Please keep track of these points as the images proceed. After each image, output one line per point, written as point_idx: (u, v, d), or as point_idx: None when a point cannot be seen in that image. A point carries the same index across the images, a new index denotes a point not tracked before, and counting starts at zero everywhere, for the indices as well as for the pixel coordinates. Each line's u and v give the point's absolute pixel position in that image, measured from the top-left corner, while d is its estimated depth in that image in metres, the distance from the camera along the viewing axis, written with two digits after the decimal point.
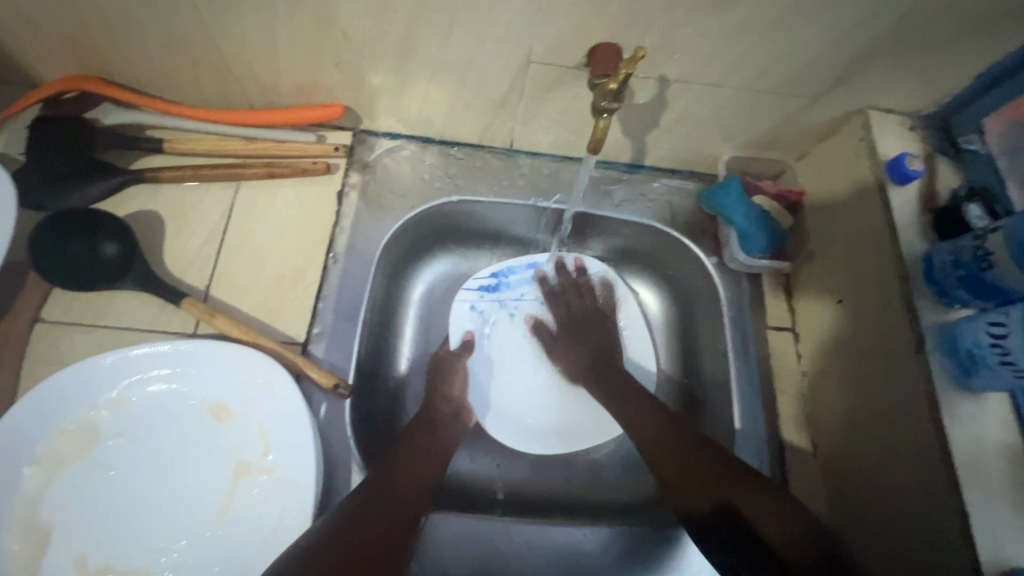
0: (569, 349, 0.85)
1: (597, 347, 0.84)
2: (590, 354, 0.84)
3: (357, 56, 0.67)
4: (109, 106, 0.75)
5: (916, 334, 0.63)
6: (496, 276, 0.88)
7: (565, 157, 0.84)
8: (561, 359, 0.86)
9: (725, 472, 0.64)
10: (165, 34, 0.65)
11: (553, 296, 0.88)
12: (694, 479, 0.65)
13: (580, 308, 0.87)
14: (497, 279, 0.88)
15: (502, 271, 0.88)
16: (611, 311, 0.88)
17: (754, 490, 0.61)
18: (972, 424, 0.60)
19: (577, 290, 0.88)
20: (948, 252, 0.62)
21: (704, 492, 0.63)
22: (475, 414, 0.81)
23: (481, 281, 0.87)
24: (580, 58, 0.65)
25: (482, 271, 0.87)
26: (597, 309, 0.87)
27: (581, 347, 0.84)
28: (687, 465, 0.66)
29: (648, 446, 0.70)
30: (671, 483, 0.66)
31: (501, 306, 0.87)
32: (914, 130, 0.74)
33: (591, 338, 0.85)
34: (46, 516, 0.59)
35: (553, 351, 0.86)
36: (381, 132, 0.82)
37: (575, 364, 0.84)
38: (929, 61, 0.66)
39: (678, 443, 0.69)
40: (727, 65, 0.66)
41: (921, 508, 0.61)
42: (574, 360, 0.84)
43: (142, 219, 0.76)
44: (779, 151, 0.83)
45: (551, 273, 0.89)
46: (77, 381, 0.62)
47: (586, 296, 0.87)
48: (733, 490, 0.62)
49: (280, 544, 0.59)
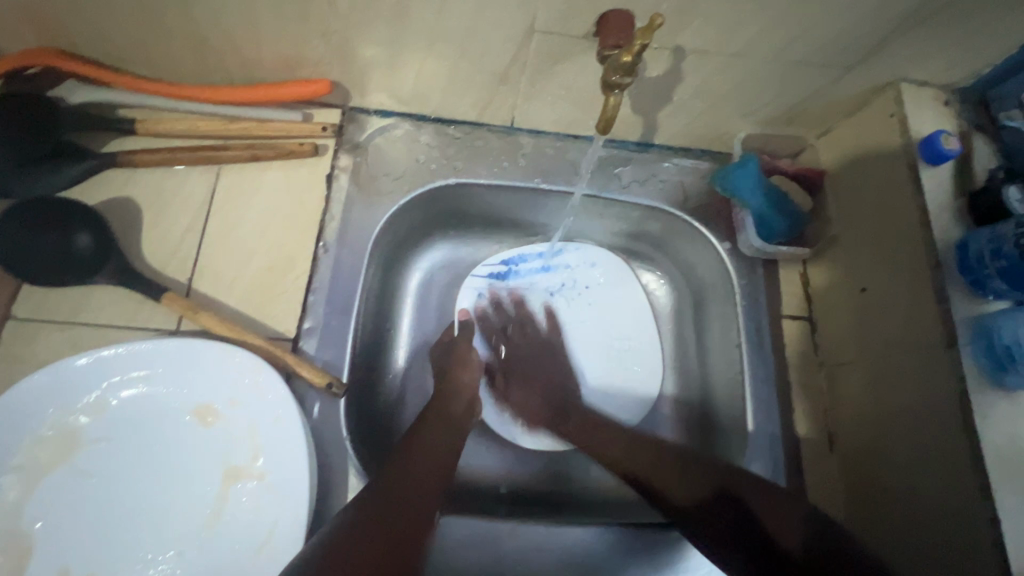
0: (522, 389, 0.79)
1: (557, 380, 0.79)
2: (545, 399, 0.78)
3: (344, 26, 0.61)
4: (74, 84, 0.69)
5: (949, 328, 0.59)
6: (507, 263, 0.84)
7: (570, 135, 0.79)
8: (518, 403, 0.79)
9: (707, 471, 0.61)
10: (130, 4, 0.58)
11: (491, 330, 0.82)
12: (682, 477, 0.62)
13: (524, 338, 0.82)
14: (508, 267, 0.84)
15: (513, 258, 0.84)
16: (561, 340, 0.83)
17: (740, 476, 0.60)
18: (1007, 423, 0.56)
19: (515, 318, 0.83)
20: (987, 240, 0.58)
21: (694, 487, 0.60)
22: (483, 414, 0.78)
23: (490, 268, 0.83)
24: (590, 27, 0.59)
25: (493, 258, 0.83)
26: (541, 340, 0.82)
27: (532, 388, 0.79)
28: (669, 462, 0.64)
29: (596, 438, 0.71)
30: (644, 476, 0.64)
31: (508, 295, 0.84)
32: (949, 105, 0.68)
33: (535, 372, 0.79)
34: (27, 527, 0.56)
35: (507, 399, 0.79)
36: (372, 109, 0.76)
37: (536, 408, 0.78)
38: (974, 29, 0.60)
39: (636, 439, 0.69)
40: (752, 33, 0.60)
41: (948, 515, 0.58)
42: (528, 403, 0.78)
43: (118, 207, 0.71)
44: (801, 127, 0.78)
45: (563, 260, 0.85)
46: (51, 384, 0.58)
47: (529, 326, 0.83)
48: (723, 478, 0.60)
49: (271, 556, 0.56)
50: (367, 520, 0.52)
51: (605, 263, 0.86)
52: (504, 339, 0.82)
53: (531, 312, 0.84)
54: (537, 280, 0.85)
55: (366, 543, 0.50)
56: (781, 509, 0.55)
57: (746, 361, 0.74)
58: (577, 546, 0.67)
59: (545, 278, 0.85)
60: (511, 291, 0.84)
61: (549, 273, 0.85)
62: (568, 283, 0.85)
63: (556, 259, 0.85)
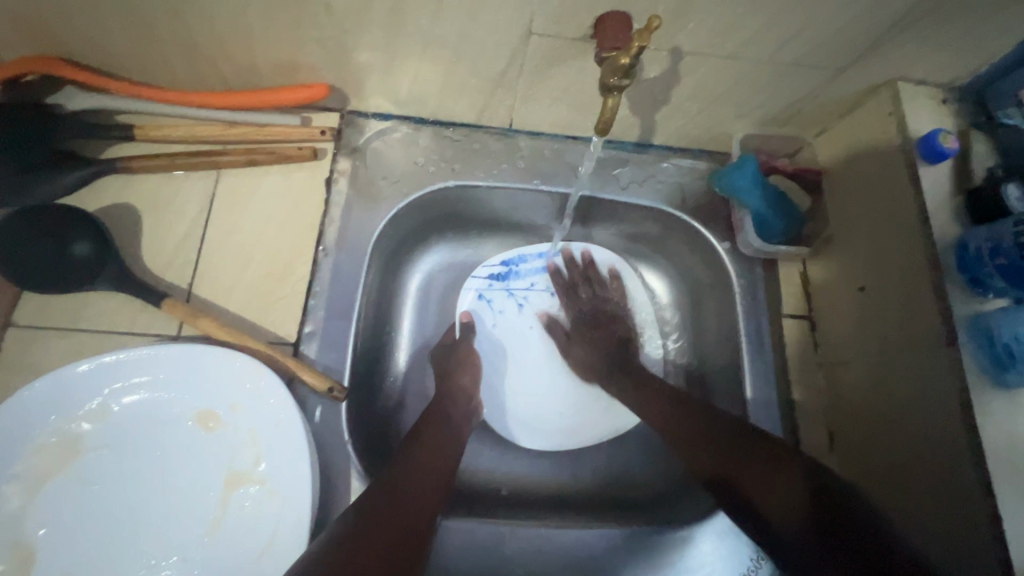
0: (584, 344, 0.83)
1: (618, 341, 0.83)
2: (607, 357, 0.81)
3: (340, 31, 0.61)
4: (73, 90, 0.68)
5: (948, 326, 0.59)
6: (507, 265, 0.85)
7: (568, 137, 0.79)
8: (576, 357, 0.83)
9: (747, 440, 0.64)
10: (126, 11, 0.58)
11: (566, 287, 0.85)
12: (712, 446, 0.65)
13: (590, 301, 0.85)
14: (507, 267, 0.85)
15: (513, 258, 0.85)
16: (626, 305, 0.86)
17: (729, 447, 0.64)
18: (1007, 421, 0.56)
19: (586, 282, 0.85)
20: (985, 238, 0.58)
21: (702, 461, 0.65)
22: (485, 413, 0.79)
23: (490, 269, 0.84)
24: (586, 29, 0.59)
25: (493, 260, 0.85)
26: (610, 306, 0.85)
27: (596, 344, 0.82)
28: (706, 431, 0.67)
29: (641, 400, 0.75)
30: (671, 440, 0.70)
31: (508, 296, 0.85)
32: (946, 103, 0.68)
33: (604, 335, 0.83)
34: (30, 534, 0.56)
35: (568, 353, 0.84)
36: (370, 113, 0.76)
37: (591, 359, 0.82)
38: (970, 28, 0.60)
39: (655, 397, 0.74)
40: (748, 34, 0.60)
41: (949, 514, 0.58)
42: (590, 355, 0.82)
43: (116, 214, 0.71)
44: (798, 126, 0.78)
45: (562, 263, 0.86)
46: (51, 392, 0.58)
47: (601, 292, 0.85)
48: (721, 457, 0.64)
49: (275, 560, 0.56)
50: (370, 522, 0.52)
51: (604, 262, 0.86)
52: (575, 300, 0.85)
53: (601, 273, 0.86)
54: (538, 280, 0.86)
55: (369, 545, 0.50)
56: (782, 485, 0.58)
57: (747, 360, 0.74)
58: (578, 547, 0.67)
59: (546, 278, 0.86)
60: (511, 291, 0.85)
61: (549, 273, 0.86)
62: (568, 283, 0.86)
63: (555, 259, 0.86)
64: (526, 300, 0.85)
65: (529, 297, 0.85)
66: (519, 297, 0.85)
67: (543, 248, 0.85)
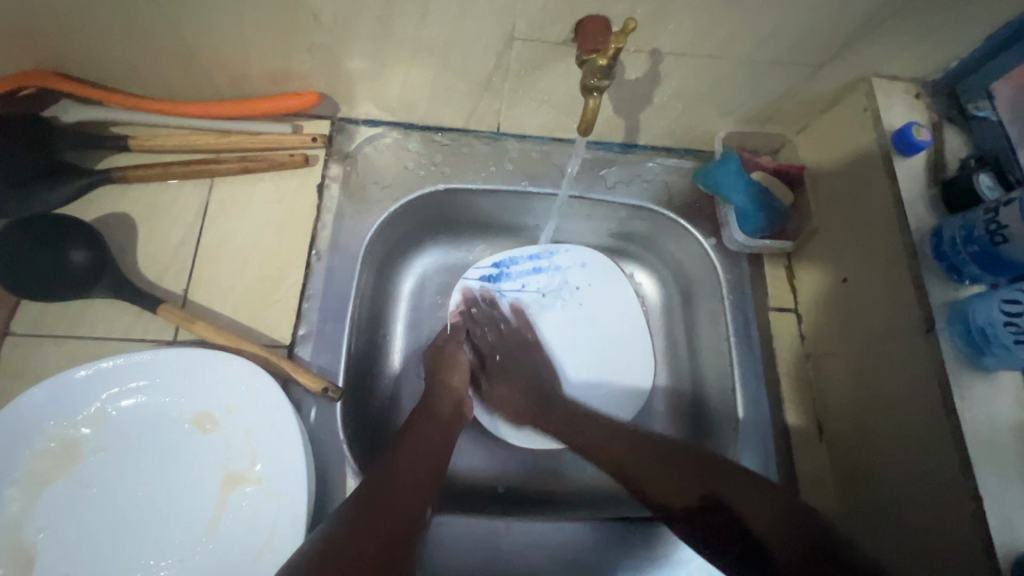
0: (508, 385, 0.79)
1: (533, 374, 0.79)
2: (526, 398, 0.77)
3: (329, 40, 0.63)
4: (68, 103, 0.70)
5: (926, 314, 0.60)
6: (498, 266, 0.85)
7: (555, 139, 0.81)
8: (497, 400, 0.79)
9: (772, 494, 0.57)
10: (121, 24, 0.60)
11: (468, 330, 0.82)
12: (733, 468, 0.61)
13: (501, 345, 0.81)
14: (499, 269, 0.85)
15: (504, 261, 0.85)
16: (534, 338, 0.83)
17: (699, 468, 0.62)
18: (985, 406, 0.57)
19: (486, 319, 0.83)
20: (958, 227, 0.59)
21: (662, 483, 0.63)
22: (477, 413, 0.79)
23: (482, 271, 0.85)
24: (568, 32, 0.61)
25: (484, 261, 0.85)
26: (513, 338, 0.82)
27: (513, 385, 0.78)
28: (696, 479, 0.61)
29: (564, 427, 0.73)
30: (613, 454, 0.67)
31: (500, 297, 0.85)
32: (921, 98, 0.70)
33: (516, 373, 0.79)
34: (30, 538, 0.57)
35: (489, 397, 0.80)
36: (361, 119, 0.78)
37: (513, 404, 0.78)
38: (939, 24, 0.62)
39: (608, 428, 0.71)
40: (724, 34, 0.62)
41: (934, 501, 0.58)
42: (511, 396, 0.78)
43: (113, 223, 0.72)
44: (779, 124, 0.80)
45: (552, 261, 0.86)
46: (52, 397, 0.59)
47: (494, 325, 0.82)
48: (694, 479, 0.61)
49: (272, 557, 0.57)
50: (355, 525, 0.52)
51: (595, 264, 0.87)
52: (478, 340, 0.82)
53: (497, 309, 0.84)
54: (529, 282, 0.86)
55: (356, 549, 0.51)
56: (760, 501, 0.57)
57: (735, 353, 0.76)
58: (572, 543, 0.67)
59: (537, 280, 0.86)
60: (503, 293, 0.85)
61: (541, 275, 0.86)
62: (559, 285, 0.86)
63: (546, 260, 0.86)
64: (516, 301, 0.85)
65: (520, 298, 0.86)
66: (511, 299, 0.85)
67: (535, 250, 0.86)
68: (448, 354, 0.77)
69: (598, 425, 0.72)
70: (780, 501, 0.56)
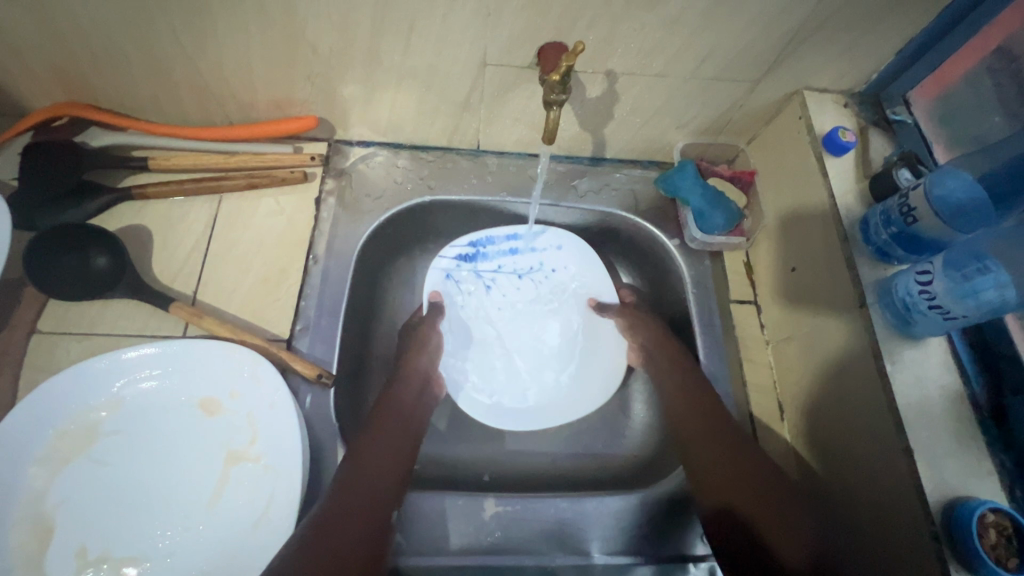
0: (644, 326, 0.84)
1: (658, 330, 0.83)
2: (664, 335, 0.82)
3: (325, 69, 0.72)
4: (96, 130, 0.80)
5: (858, 289, 0.67)
6: (474, 245, 0.91)
7: (531, 155, 0.90)
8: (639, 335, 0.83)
9: (789, 511, 0.62)
10: (146, 61, 0.70)
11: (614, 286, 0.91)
12: (754, 477, 0.65)
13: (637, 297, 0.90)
14: (475, 248, 0.91)
15: (480, 240, 0.91)
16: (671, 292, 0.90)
17: (731, 469, 0.66)
18: (915, 368, 0.63)
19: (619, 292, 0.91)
20: (880, 213, 0.68)
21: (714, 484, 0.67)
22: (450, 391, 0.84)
23: (458, 250, 0.90)
24: (532, 57, 0.71)
25: (460, 240, 0.90)
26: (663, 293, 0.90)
27: (650, 328, 0.83)
28: (742, 471, 0.66)
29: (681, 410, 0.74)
30: (690, 449, 0.70)
31: (476, 277, 0.91)
32: (848, 106, 0.80)
33: (654, 320, 0.84)
34: (49, 510, 0.62)
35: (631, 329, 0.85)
36: (355, 141, 0.87)
37: (648, 349, 0.82)
38: (855, 42, 0.71)
39: (703, 418, 0.72)
40: (668, 56, 0.72)
41: (876, 456, 0.64)
42: (649, 341, 0.82)
43: (131, 233, 0.80)
44: (731, 136, 0.89)
45: (524, 242, 0.91)
46: (74, 383, 0.65)
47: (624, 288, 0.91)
48: (731, 492, 0.65)
49: (268, 528, 0.62)
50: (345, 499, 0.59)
51: (570, 247, 0.91)
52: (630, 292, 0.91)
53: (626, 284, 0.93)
54: (504, 262, 0.92)
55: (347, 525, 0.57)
56: (771, 505, 0.63)
57: (700, 341, 0.82)
58: (554, 516, 0.72)
59: (512, 260, 0.92)
60: (479, 272, 0.91)
61: (516, 255, 0.92)
62: (535, 265, 0.92)
63: (520, 243, 0.91)
64: (492, 280, 0.91)
65: (496, 278, 0.92)
66: (486, 278, 0.91)
67: (511, 230, 0.90)
68: (427, 336, 0.82)
69: (696, 419, 0.72)
70: (774, 504, 0.62)
